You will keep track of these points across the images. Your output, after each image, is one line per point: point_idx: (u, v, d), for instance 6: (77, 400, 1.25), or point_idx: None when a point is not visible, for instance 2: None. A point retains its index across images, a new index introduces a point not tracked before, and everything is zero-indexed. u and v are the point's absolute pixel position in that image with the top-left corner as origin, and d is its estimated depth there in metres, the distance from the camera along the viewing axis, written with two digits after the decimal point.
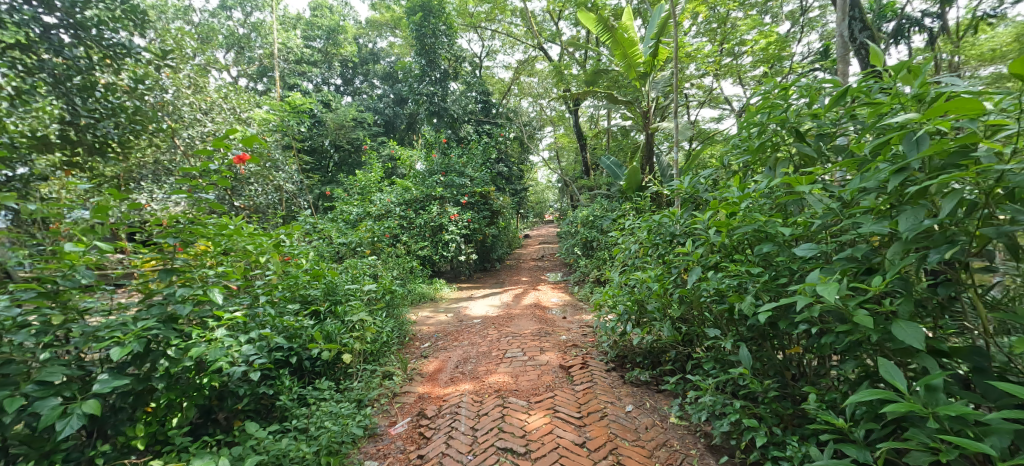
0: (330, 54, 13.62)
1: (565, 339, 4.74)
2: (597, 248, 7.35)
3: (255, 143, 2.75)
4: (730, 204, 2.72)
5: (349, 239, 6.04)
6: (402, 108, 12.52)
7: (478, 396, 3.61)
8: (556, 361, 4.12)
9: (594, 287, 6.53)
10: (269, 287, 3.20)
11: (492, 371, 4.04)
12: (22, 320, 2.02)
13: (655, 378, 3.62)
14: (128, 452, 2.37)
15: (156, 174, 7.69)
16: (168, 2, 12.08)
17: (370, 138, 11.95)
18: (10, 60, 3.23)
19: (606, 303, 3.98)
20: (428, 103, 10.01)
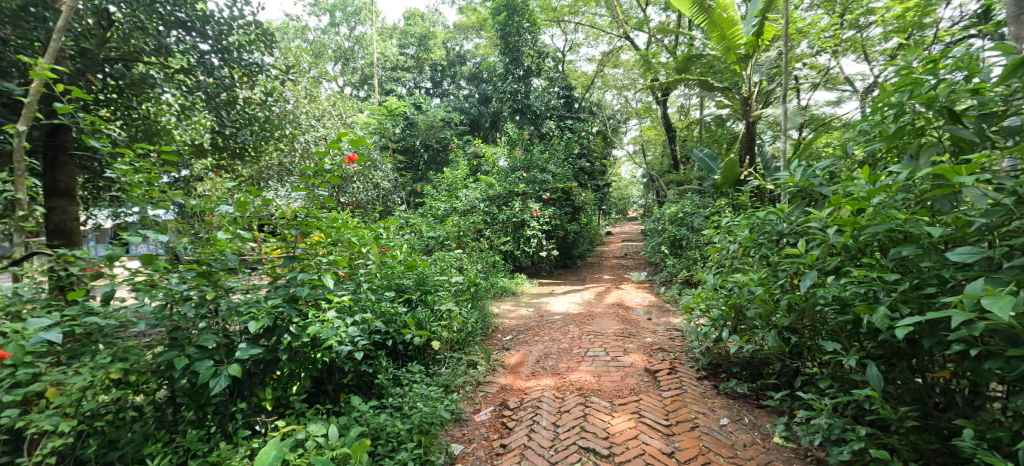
0: (422, 60, 14.43)
1: (650, 342, 4.62)
2: (687, 247, 7.01)
3: (361, 145, 3.05)
4: (856, 200, 2.47)
5: (438, 233, 6.42)
6: (487, 107, 12.89)
7: (560, 392, 3.67)
8: (641, 364, 4.05)
9: (683, 289, 6.27)
10: (371, 276, 3.53)
11: (574, 368, 4.08)
12: (186, 294, 2.45)
13: (756, 391, 3.40)
14: (259, 411, 2.78)
15: (280, 175, 8.85)
16: (289, 24, 13.79)
17: (457, 138, 12.48)
18: (178, 82, 3.95)
19: (699, 307, 3.81)
20: (513, 101, 10.20)
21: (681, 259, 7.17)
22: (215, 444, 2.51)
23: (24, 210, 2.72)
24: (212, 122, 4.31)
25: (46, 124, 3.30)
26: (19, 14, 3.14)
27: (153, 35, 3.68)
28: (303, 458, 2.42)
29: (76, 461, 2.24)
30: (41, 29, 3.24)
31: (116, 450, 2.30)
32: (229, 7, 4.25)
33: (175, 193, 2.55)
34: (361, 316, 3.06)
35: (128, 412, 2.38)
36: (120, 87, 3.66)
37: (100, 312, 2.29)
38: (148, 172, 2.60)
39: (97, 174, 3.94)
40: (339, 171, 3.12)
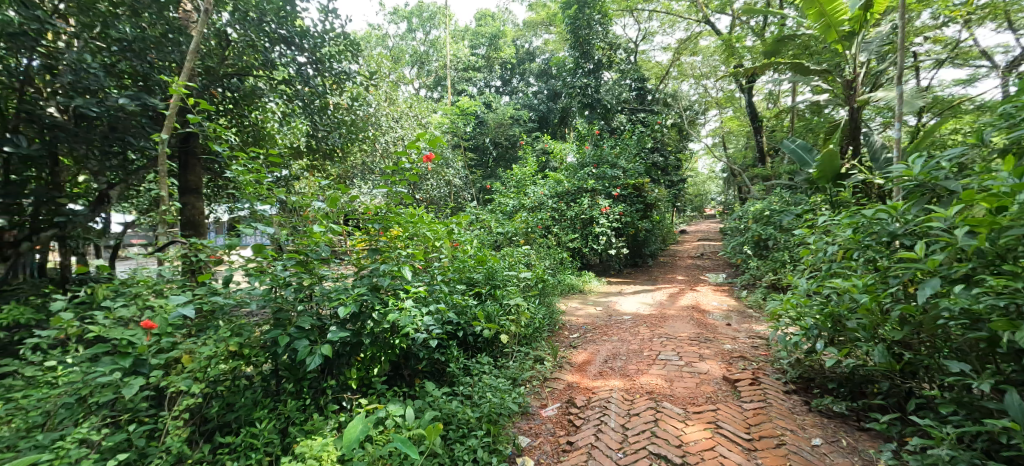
0: (492, 59, 14.72)
1: (729, 349, 4.41)
2: (774, 248, 6.56)
3: (438, 144, 3.21)
4: (997, 199, 2.26)
5: (506, 229, 6.56)
6: (556, 103, 12.85)
7: (629, 394, 3.64)
8: (719, 372, 3.88)
9: (770, 293, 5.91)
10: (444, 269, 3.70)
11: (644, 371, 4.02)
12: (286, 279, 2.75)
13: (856, 411, 3.11)
14: (345, 389, 3.06)
15: (362, 174, 9.52)
16: (370, 31, 14.72)
17: (527, 135, 12.59)
18: (281, 92, 4.44)
19: (786, 314, 3.57)
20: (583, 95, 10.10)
21: (766, 261, 6.68)
22: (310, 415, 2.81)
23: (168, 206, 3.20)
24: (307, 126, 4.78)
25: (178, 134, 3.87)
26: (161, 40, 3.70)
27: (262, 52, 4.17)
28: (384, 435, 2.64)
29: (202, 419, 2.64)
30: (177, 52, 3.80)
31: (232, 413, 2.67)
32: (322, 21, 4.67)
33: (278, 190, 2.89)
34: (436, 306, 3.23)
35: (240, 380, 2.75)
36: (235, 98, 4.24)
37: (222, 293, 2.68)
38: (258, 172, 2.97)
39: (218, 174, 4.56)
40: (417, 169, 3.30)
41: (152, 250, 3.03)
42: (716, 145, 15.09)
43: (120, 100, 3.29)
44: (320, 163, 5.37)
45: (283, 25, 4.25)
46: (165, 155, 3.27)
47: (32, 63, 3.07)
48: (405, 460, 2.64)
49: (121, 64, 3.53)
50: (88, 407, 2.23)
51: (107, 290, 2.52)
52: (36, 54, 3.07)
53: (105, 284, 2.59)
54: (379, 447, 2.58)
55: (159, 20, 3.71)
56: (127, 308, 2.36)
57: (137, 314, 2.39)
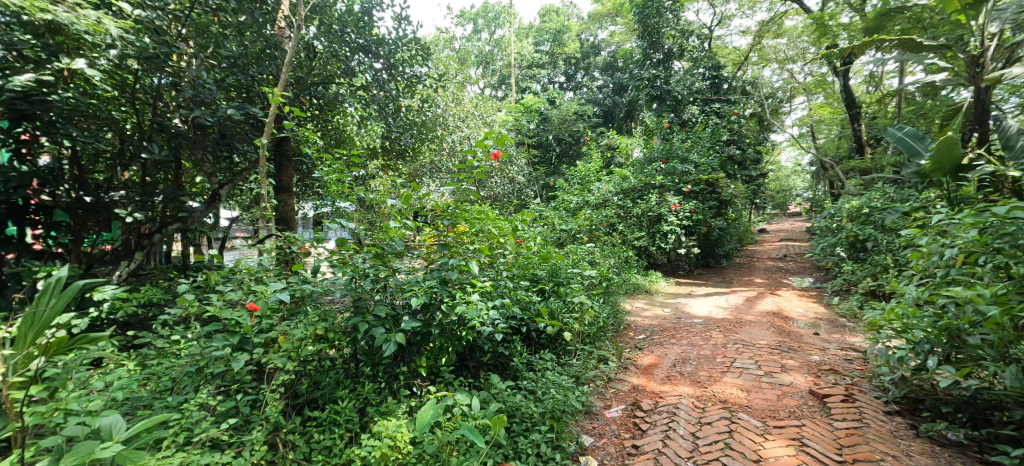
0: (556, 55, 14.66)
1: (817, 360, 4.10)
2: (871, 249, 5.96)
3: (505, 142, 3.27)
4: None
5: (570, 226, 6.54)
6: (623, 97, 12.52)
7: (701, 402, 3.53)
8: (805, 386, 3.64)
9: (867, 302, 5.38)
10: (509, 264, 3.78)
11: (717, 379, 3.86)
12: (365, 270, 2.97)
13: (977, 440, 2.79)
14: (415, 375, 3.24)
15: (430, 172, 9.93)
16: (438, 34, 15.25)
17: (591, 131, 12.40)
18: (359, 97, 4.79)
19: (887, 324, 3.25)
20: (651, 88, 9.78)
21: (863, 265, 6.06)
22: (384, 397, 3.03)
23: (267, 203, 3.58)
24: (382, 129, 5.08)
25: (274, 139, 4.31)
26: (260, 55, 4.12)
27: (344, 61, 4.57)
28: (452, 422, 2.79)
29: (294, 394, 2.94)
30: (273, 65, 4.22)
31: (318, 390, 2.95)
32: (397, 29, 4.95)
33: (357, 188, 3.13)
34: (501, 300, 3.32)
35: (325, 361, 3.02)
36: (320, 105, 4.67)
37: (311, 281, 2.96)
38: (341, 172, 3.24)
39: (305, 174, 5.01)
40: (485, 167, 3.39)
41: (253, 243, 3.41)
42: (802, 136, 13.90)
43: (228, 110, 3.72)
44: (393, 163, 5.68)
45: (362, 35, 4.59)
46: (264, 158, 3.66)
47: (163, 81, 3.57)
48: (471, 448, 2.76)
49: (228, 78, 3.99)
50: (204, 377, 2.58)
51: (219, 276, 2.90)
52: (164, 73, 3.56)
53: (218, 273, 2.98)
54: (447, 433, 2.72)
55: (259, 38, 4.14)
56: (235, 292, 2.70)
57: (243, 298, 2.73)
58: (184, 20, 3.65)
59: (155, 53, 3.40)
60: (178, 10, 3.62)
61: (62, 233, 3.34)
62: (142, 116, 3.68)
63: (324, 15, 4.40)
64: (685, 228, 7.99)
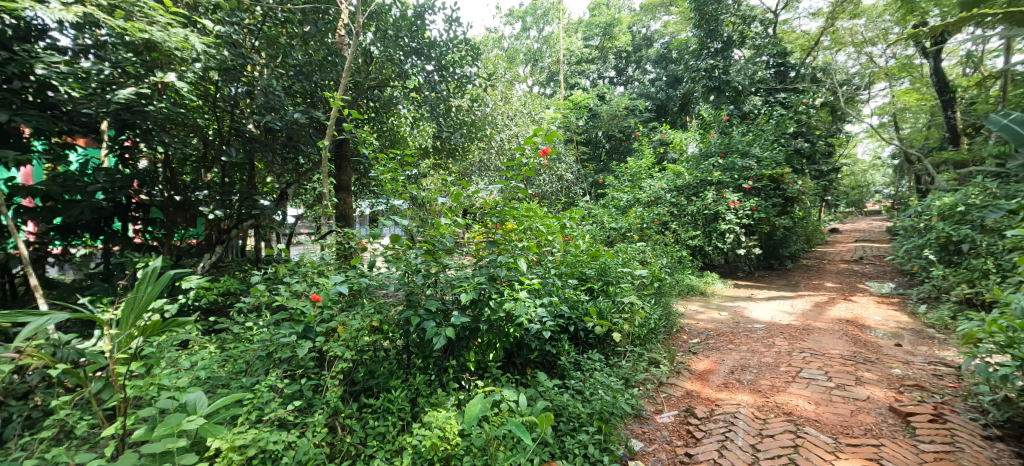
0: (606, 49, 14.37)
1: (898, 375, 3.76)
2: (968, 253, 5.36)
3: (555, 139, 3.26)
4: None
5: (620, 225, 6.40)
6: (678, 89, 12.06)
7: (761, 412, 3.35)
8: (884, 402, 3.35)
9: (961, 313, 4.85)
10: (557, 262, 3.76)
11: (780, 388, 3.65)
12: (417, 266, 3.09)
13: None
14: (464, 369, 3.32)
15: (479, 171, 10.09)
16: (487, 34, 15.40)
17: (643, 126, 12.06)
18: (412, 99, 4.99)
19: (988, 338, 2.92)
20: (707, 78, 9.36)
21: (957, 270, 5.44)
22: (434, 389, 3.14)
23: (328, 202, 3.80)
24: (433, 130, 5.27)
25: (334, 141, 4.56)
26: (323, 62, 4.36)
27: (399, 64, 4.75)
28: (499, 417, 2.83)
29: (351, 381, 3.12)
30: (334, 71, 4.42)
31: (374, 379, 3.11)
32: (447, 30, 5.08)
33: (410, 186, 3.26)
34: (549, 298, 3.32)
35: (380, 352, 3.18)
36: (376, 107, 4.85)
37: (367, 275, 3.12)
38: (394, 171, 3.38)
39: (363, 173, 5.27)
40: (534, 164, 3.38)
41: (315, 239, 3.64)
42: (881, 127, 12.72)
43: (294, 115, 3.98)
44: (444, 162, 5.84)
45: (415, 38, 4.78)
46: (326, 159, 3.89)
47: (238, 90, 3.88)
48: (518, 443, 2.80)
49: (295, 85, 4.28)
50: (273, 361, 2.80)
51: (286, 269, 3.14)
52: (240, 83, 3.88)
53: (285, 266, 3.21)
54: (495, 428, 2.77)
55: (321, 47, 4.39)
56: (299, 284, 2.91)
57: (307, 289, 2.95)
58: (256, 33, 3.99)
59: (232, 64, 3.71)
60: (252, 24, 3.93)
61: (157, 229, 3.73)
62: (221, 121, 4.00)
63: (380, 21, 4.59)
64: (745, 227, 7.58)
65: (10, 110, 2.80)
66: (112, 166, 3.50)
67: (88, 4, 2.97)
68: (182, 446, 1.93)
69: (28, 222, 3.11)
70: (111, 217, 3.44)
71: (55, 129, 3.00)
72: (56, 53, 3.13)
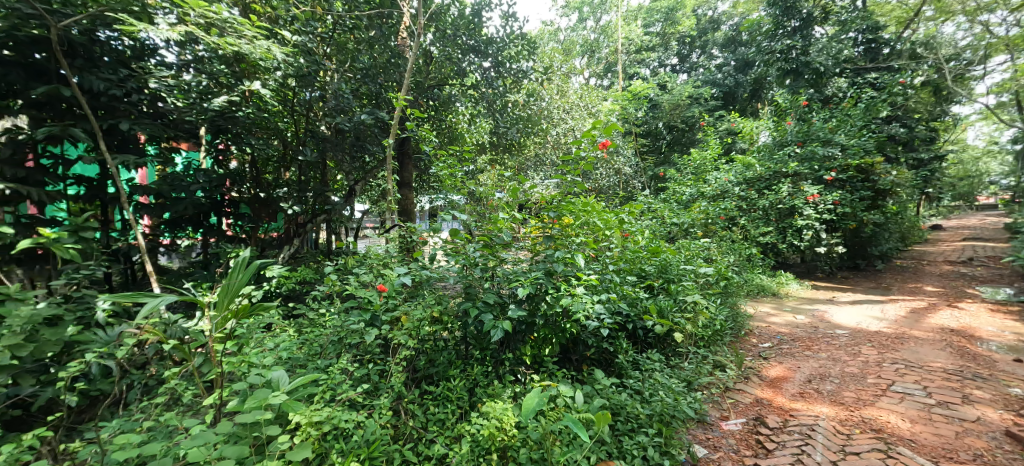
0: (668, 36, 13.65)
1: (1018, 395, 3.26)
2: None
3: (615, 131, 3.16)
4: None
5: (682, 220, 6.02)
6: (749, 74, 11.21)
7: (845, 427, 3.05)
8: (1000, 425, 2.93)
9: None
10: (616, 259, 3.65)
11: (867, 402, 3.30)
12: (476, 259, 3.17)
13: None
14: (520, 363, 3.35)
15: (534, 166, 10.07)
16: (543, 27, 15.23)
17: (709, 115, 11.39)
18: (469, 96, 5.12)
19: None
20: (782, 60, 8.45)
21: None
22: (491, 380, 3.21)
23: (392, 197, 4.01)
24: (490, 125, 5.44)
25: (398, 139, 4.79)
26: (387, 65, 4.60)
27: (457, 63, 4.89)
28: (555, 412, 2.83)
29: (413, 369, 3.25)
30: (397, 73, 4.69)
31: (434, 367, 3.23)
32: (504, 26, 5.11)
33: (468, 182, 3.37)
34: (607, 295, 3.24)
35: (439, 341, 3.30)
36: (435, 106, 5.03)
37: (429, 268, 3.24)
38: (453, 168, 3.53)
39: (423, 170, 5.49)
40: (592, 158, 3.31)
41: (380, 232, 3.86)
42: (1000, 106, 10.98)
43: (361, 116, 4.25)
44: (500, 157, 5.99)
45: (473, 37, 4.86)
46: (390, 157, 4.11)
47: (313, 95, 4.18)
48: (575, 439, 2.77)
49: (362, 88, 4.55)
50: (343, 346, 3.01)
51: (354, 261, 3.36)
52: (314, 87, 4.17)
53: (353, 258, 3.45)
54: (551, 422, 2.76)
55: (385, 50, 4.62)
56: (366, 275, 3.11)
57: (373, 280, 3.15)
58: (327, 40, 4.28)
59: (307, 71, 4.02)
60: (324, 32, 4.23)
61: (246, 223, 4.15)
62: (299, 124, 4.36)
63: (439, 21, 4.71)
64: (827, 223, 6.91)
65: (130, 120, 3.28)
66: (209, 167, 3.96)
67: (190, 23, 3.29)
68: (267, 417, 2.13)
69: (144, 217, 3.59)
70: (208, 212, 3.88)
71: (164, 135, 3.46)
72: (165, 68, 3.59)
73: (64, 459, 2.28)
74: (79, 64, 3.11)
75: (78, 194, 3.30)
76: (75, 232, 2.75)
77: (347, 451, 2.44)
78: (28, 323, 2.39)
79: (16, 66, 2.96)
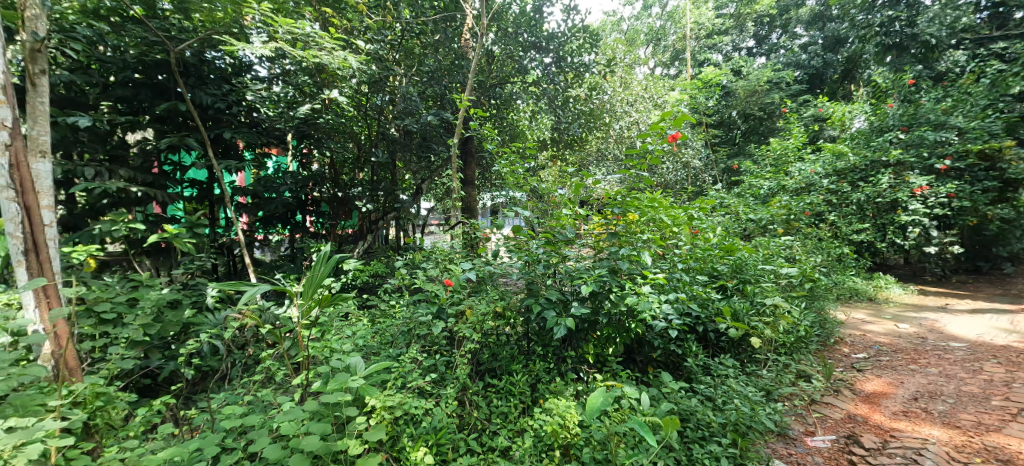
0: (743, 16, 12.37)
1: None
2: None
3: (685, 122, 2.96)
4: None
5: (759, 216, 5.42)
6: (839, 53, 10.09)
7: (962, 454, 2.63)
8: None
9: None
10: (684, 257, 3.49)
11: (992, 428, 2.82)
12: (539, 255, 3.18)
13: None
14: (582, 361, 3.31)
15: (597, 161, 9.84)
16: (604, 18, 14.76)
17: (791, 101, 10.42)
18: (531, 93, 5.18)
19: None
20: (882, 34, 7.35)
21: None
22: (553, 377, 3.20)
23: (456, 194, 4.15)
24: (552, 121, 5.49)
25: (463, 138, 4.95)
26: (451, 66, 4.77)
27: (519, 61, 4.98)
28: (620, 414, 2.74)
29: (477, 362, 3.32)
30: (461, 73, 4.81)
31: (497, 361, 3.29)
32: (566, 19, 5.05)
33: (530, 178, 3.36)
34: (675, 295, 3.08)
35: (502, 336, 3.36)
36: (497, 104, 5.14)
37: (492, 263, 3.39)
38: (515, 165, 3.55)
39: (486, 168, 5.62)
40: (660, 151, 3.16)
41: (445, 229, 4.03)
42: None
43: (428, 118, 4.43)
44: (561, 153, 6.00)
45: (534, 33, 4.94)
46: (455, 156, 4.26)
47: (384, 99, 4.44)
48: (640, 443, 2.67)
49: (428, 90, 4.76)
50: (412, 336, 3.18)
51: (422, 256, 3.53)
52: (385, 92, 4.49)
53: (421, 253, 3.62)
54: (615, 424, 2.68)
55: (449, 52, 4.81)
56: (433, 269, 3.26)
57: (440, 274, 3.28)
58: (397, 47, 4.52)
59: (379, 77, 4.34)
60: (394, 39, 4.47)
61: (326, 220, 4.53)
62: (371, 128, 4.66)
63: (500, 21, 4.82)
64: (939, 219, 6.05)
65: (231, 129, 3.74)
66: (295, 169, 4.37)
67: (279, 40, 3.63)
68: (347, 398, 2.29)
69: (242, 215, 4.06)
70: (294, 211, 4.29)
71: (258, 141, 3.89)
72: (258, 82, 4.04)
73: (183, 424, 2.63)
74: (191, 82, 3.61)
75: (191, 195, 3.81)
76: (190, 228, 3.19)
77: (416, 436, 2.56)
78: (155, 306, 2.81)
79: (145, 86, 3.50)
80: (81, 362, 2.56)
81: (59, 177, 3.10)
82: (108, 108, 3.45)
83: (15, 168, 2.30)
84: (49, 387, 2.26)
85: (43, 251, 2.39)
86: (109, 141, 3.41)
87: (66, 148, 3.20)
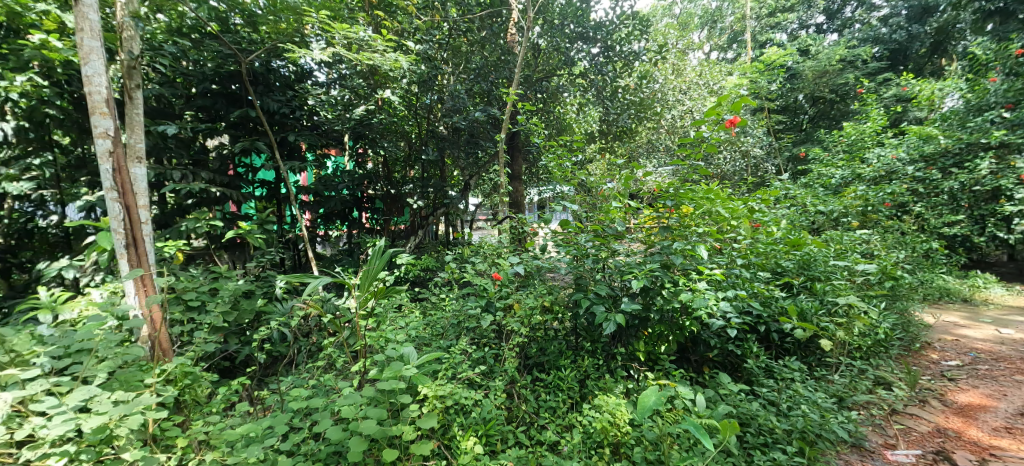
0: None
1: None
2: None
3: (745, 107, 2.71)
4: None
5: (829, 207, 4.96)
6: (928, 24, 9.07)
7: None
8: None
9: None
10: (743, 251, 3.30)
11: None
12: (588, 249, 3.13)
13: None
14: (632, 359, 3.20)
15: (648, 152, 9.50)
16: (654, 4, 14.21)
17: (868, 80, 9.49)
18: (579, 85, 5.15)
19: None
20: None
21: None
22: (602, 374, 3.14)
23: (504, 189, 4.18)
24: (600, 112, 5.41)
25: (510, 133, 5.00)
26: (497, 62, 4.84)
27: (565, 53, 4.94)
28: (674, 414, 2.62)
29: (526, 356, 3.32)
30: (507, 69, 4.81)
31: (545, 356, 3.27)
32: (614, 7, 4.90)
33: (579, 173, 3.36)
34: (734, 291, 2.91)
35: (550, 331, 3.32)
36: (545, 98, 5.17)
37: (540, 258, 3.38)
38: (562, 159, 3.57)
39: (534, 163, 5.67)
40: (717, 139, 3.00)
41: (493, 224, 4.07)
42: None
43: (476, 115, 4.47)
44: (610, 145, 5.87)
45: (580, 23, 4.88)
46: (503, 150, 4.31)
47: (433, 98, 4.58)
48: (695, 446, 2.54)
49: (475, 87, 4.85)
50: (461, 329, 3.24)
51: (472, 250, 3.61)
52: (434, 91, 4.59)
53: (469, 248, 3.69)
54: (669, 424, 2.56)
55: (496, 48, 4.88)
56: (481, 264, 3.33)
57: (488, 268, 3.35)
58: (444, 46, 4.61)
59: (428, 76, 4.44)
60: (442, 38, 4.57)
61: (378, 216, 4.79)
62: (421, 126, 4.79)
63: (546, 13, 4.78)
64: None
65: (295, 132, 4.06)
66: (352, 169, 4.65)
67: (335, 45, 3.83)
68: (401, 387, 2.35)
69: (305, 212, 4.34)
70: (351, 208, 4.60)
71: (318, 143, 4.16)
72: (319, 87, 4.33)
73: (257, 404, 2.87)
74: (260, 90, 3.91)
75: (262, 195, 4.14)
76: (261, 224, 3.47)
77: (466, 426, 2.62)
78: (232, 295, 3.11)
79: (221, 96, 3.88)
80: (172, 344, 2.86)
81: (153, 181, 3.49)
82: (191, 117, 3.82)
83: (117, 173, 2.61)
84: (146, 366, 2.55)
85: (140, 244, 2.71)
86: (192, 146, 3.77)
87: (157, 154, 3.59)
